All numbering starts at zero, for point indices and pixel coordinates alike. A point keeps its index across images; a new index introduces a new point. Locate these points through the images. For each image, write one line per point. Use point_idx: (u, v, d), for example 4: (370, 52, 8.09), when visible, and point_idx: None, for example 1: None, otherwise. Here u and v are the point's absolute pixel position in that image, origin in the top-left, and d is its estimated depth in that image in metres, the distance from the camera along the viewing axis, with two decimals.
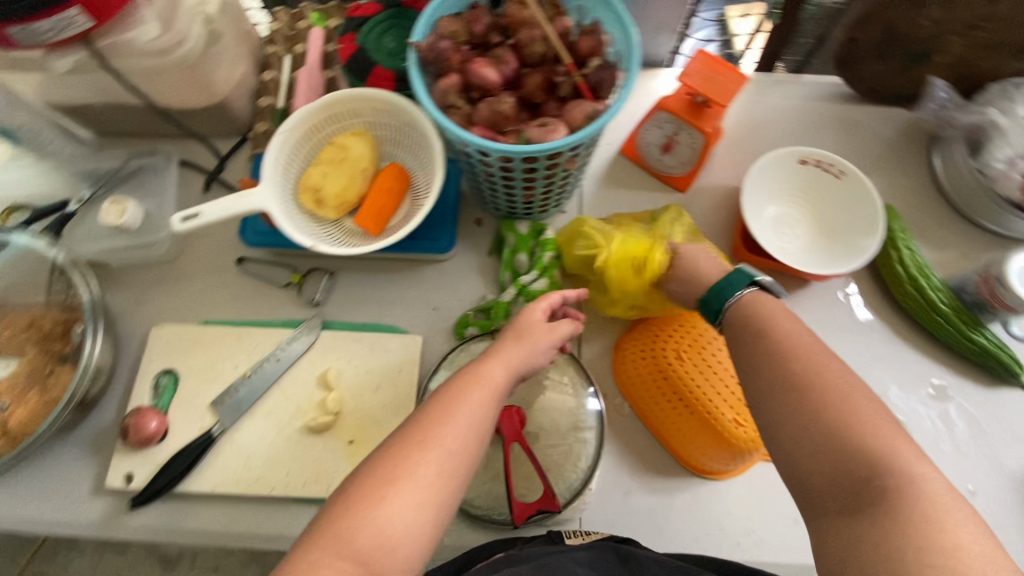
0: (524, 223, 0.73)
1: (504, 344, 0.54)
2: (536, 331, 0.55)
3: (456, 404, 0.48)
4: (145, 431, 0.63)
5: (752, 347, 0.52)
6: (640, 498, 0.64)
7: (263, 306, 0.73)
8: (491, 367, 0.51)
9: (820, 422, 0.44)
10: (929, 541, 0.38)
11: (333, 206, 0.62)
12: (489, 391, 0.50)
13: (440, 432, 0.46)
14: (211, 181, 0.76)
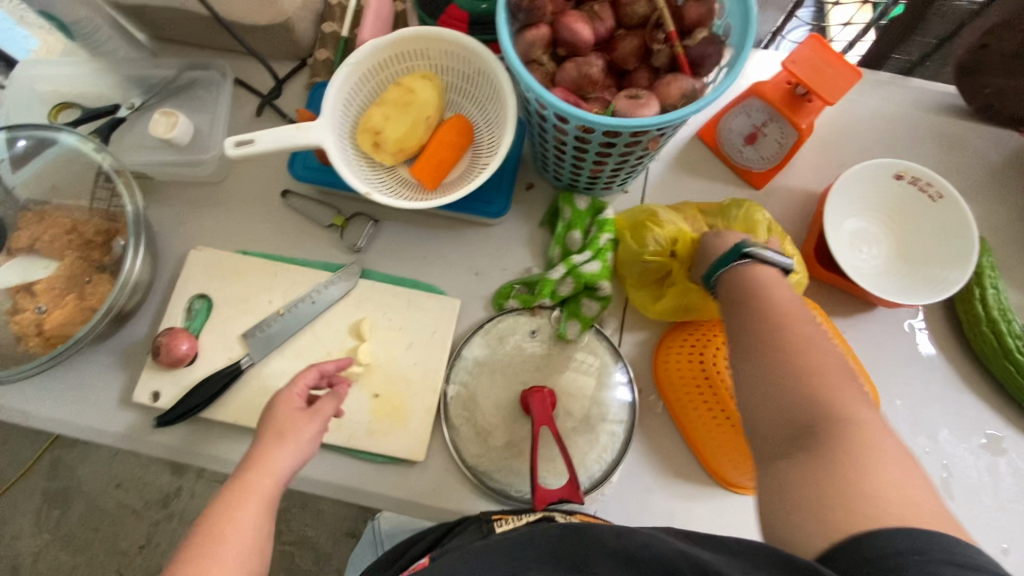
0: (583, 198, 0.68)
1: (264, 450, 0.51)
2: (297, 423, 0.52)
3: (226, 529, 0.46)
4: (175, 353, 0.62)
5: (744, 303, 0.48)
6: (660, 499, 0.62)
7: (303, 243, 0.71)
8: (265, 466, 0.49)
9: (787, 383, 0.41)
10: (868, 495, 0.34)
11: (391, 152, 0.58)
12: (258, 502, 0.48)
13: (210, 568, 0.43)
14: (264, 105, 0.73)
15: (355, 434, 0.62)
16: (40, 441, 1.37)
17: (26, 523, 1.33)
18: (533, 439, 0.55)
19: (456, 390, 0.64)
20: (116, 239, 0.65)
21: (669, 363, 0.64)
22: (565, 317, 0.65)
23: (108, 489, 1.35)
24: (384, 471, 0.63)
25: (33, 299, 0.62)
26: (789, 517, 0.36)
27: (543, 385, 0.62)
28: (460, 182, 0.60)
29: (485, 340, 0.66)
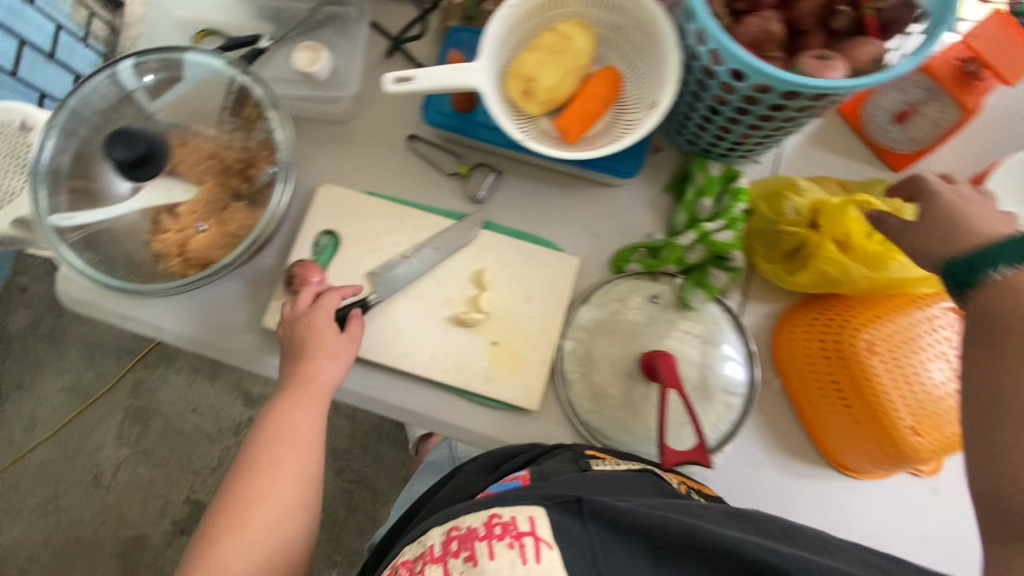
0: (716, 165, 0.67)
1: (303, 364, 0.61)
2: (336, 345, 0.61)
3: (294, 422, 0.61)
4: (306, 286, 0.64)
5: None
6: (770, 474, 0.63)
7: (426, 189, 0.71)
8: (309, 376, 0.61)
9: None
10: None
11: (541, 100, 0.57)
12: (312, 403, 0.61)
13: (281, 446, 0.60)
14: (395, 47, 0.71)
15: (475, 379, 0.64)
16: (124, 361, 1.45)
17: (108, 435, 1.42)
18: (663, 400, 0.55)
19: (572, 345, 0.64)
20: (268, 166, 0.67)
21: (792, 343, 0.64)
22: (690, 285, 0.64)
23: (185, 412, 1.42)
24: (499, 417, 0.64)
25: (176, 221, 0.64)
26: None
27: (663, 350, 0.61)
28: (605, 139, 0.59)
29: (603, 301, 0.65)
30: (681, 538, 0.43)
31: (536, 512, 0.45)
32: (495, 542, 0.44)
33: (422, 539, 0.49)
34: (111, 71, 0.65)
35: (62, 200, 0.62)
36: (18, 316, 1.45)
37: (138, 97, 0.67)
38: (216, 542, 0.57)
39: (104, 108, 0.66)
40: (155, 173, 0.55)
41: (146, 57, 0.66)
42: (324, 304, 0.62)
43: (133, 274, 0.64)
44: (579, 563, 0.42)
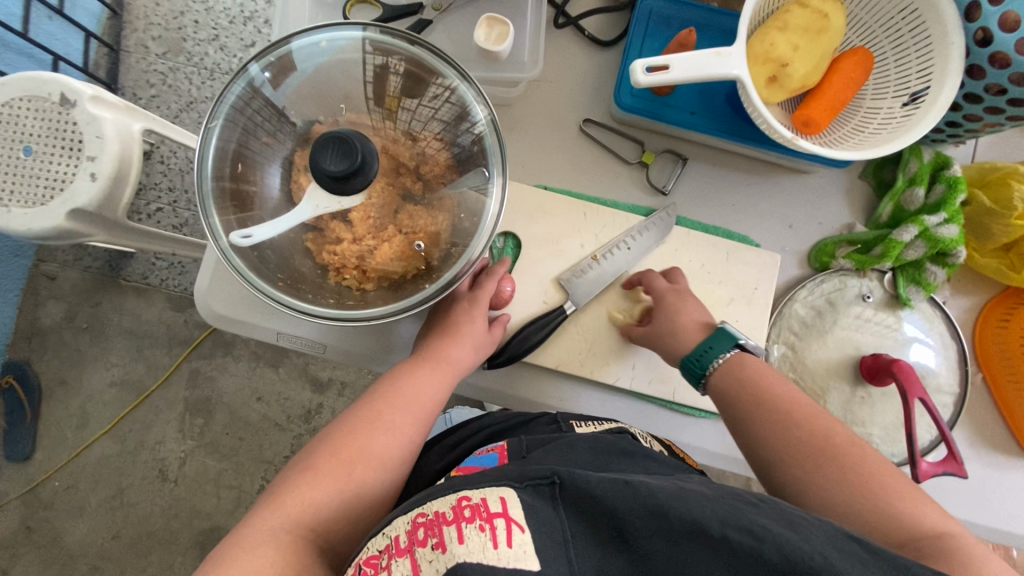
0: (927, 151, 0.62)
1: (440, 342, 0.57)
2: (485, 343, 0.58)
3: (411, 385, 0.55)
4: (502, 295, 0.60)
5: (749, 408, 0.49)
6: (973, 467, 0.63)
7: (602, 181, 0.65)
8: (449, 356, 0.56)
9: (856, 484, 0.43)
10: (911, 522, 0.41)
11: (791, 89, 0.51)
12: (441, 377, 0.56)
13: (394, 409, 0.53)
14: (567, 20, 0.62)
15: (682, 389, 0.61)
16: (177, 350, 1.35)
17: (169, 428, 1.35)
18: (907, 410, 0.54)
19: (781, 351, 0.63)
20: (469, 168, 0.59)
21: (1004, 336, 0.62)
22: (904, 282, 0.62)
23: (250, 401, 1.36)
24: (705, 428, 0.62)
25: (349, 229, 0.55)
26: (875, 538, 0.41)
27: (882, 352, 0.60)
28: (847, 129, 0.54)
29: (808, 302, 0.63)
30: (651, 523, 0.35)
31: (507, 492, 0.36)
32: (465, 526, 0.35)
33: (387, 529, 0.39)
34: (246, 77, 0.54)
35: (226, 207, 0.54)
36: (49, 308, 1.32)
37: (263, 91, 0.55)
38: (300, 484, 0.48)
39: (251, 95, 0.55)
40: (363, 183, 0.47)
41: (279, 52, 0.54)
42: (478, 299, 0.58)
43: (328, 298, 0.56)
44: (550, 544, 0.34)
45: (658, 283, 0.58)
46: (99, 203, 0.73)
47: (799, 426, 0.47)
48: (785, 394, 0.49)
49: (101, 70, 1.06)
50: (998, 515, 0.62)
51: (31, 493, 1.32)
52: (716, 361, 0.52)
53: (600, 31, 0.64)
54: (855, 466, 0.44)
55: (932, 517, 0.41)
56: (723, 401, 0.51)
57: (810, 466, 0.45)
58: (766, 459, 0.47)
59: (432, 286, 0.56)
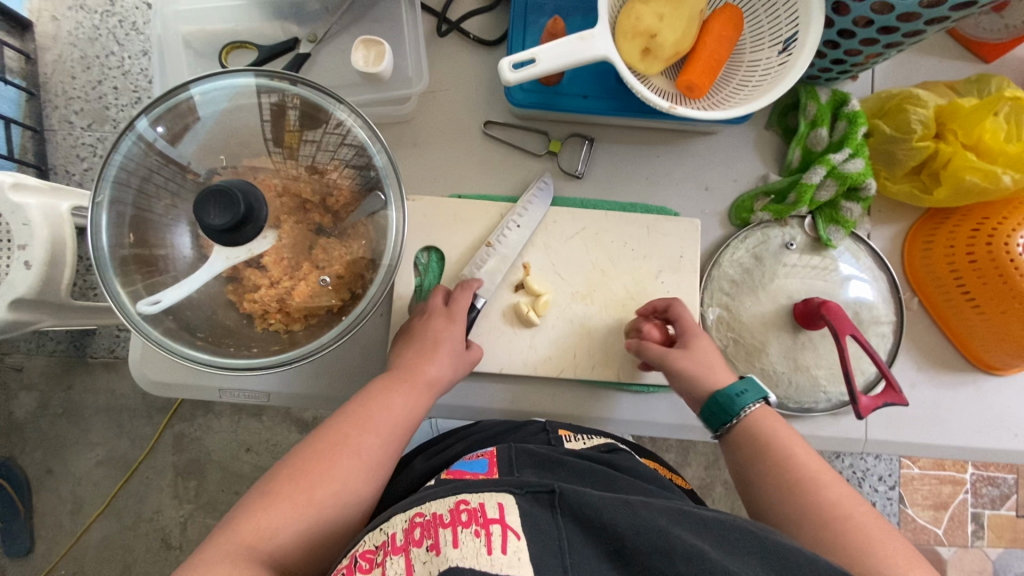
0: (824, 90, 0.62)
1: (414, 357, 0.54)
2: (463, 358, 0.57)
3: (379, 405, 0.51)
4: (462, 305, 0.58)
5: (769, 461, 0.48)
6: (925, 390, 0.63)
7: (515, 178, 0.65)
8: (420, 370, 0.54)
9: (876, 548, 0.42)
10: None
11: (664, 58, 0.51)
12: (413, 396, 0.53)
13: (362, 430, 0.50)
14: (449, 27, 0.63)
15: (626, 368, 0.61)
16: (158, 418, 1.34)
17: (164, 496, 1.34)
18: (841, 349, 0.54)
19: (716, 313, 0.63)
20: (370, 191, 0.59)
21: (930, 257, 0.63)
22: (824, 224, 0.62)
23: (240, 454, 1.35)
24: (656, 403, 0.63)
25: (264, 274, 0.55)
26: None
27: (812, 296, 0.61)
28: (731, 88, 0.54)
29: (734, 261, 0.64)
30: (651, 540, 0.35)
31: (506, 499, 0.37)
32: (460, 530, 0.35)
33: (385, 525, 0.38)
34: (135, 133, 0.54)
35: (134, 276, 0.53)
36: (22, 399, 1.31)
37: (157, 146, 0.55)
38: (257, 506, 0.45)
39: (141, 158, 0.55)
40: (256, 230, 0.47)
41: (168, 103, 0.55)
42: (458, 306, 0.57)
43: (251, 347, 0.56)
44: (546, 555, 0.34)
45: (688, 320, 0.57)
46: (39, 290, 0.71)
47: (823, 492, 0.46)
48: (807, 458, 0.48)
49: (28, 154, 1.03)
50: (956, 432, 0.62)
51: None
52: (749, 406, 0.50)
53: (484, 31, 0.64)
54: (872, 537, 0.43)
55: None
56: (746, 459, 0.50)
57: (834, 536, 0.43)
58: (787, 522, 0.46)
59: (348, 317, 0.57)
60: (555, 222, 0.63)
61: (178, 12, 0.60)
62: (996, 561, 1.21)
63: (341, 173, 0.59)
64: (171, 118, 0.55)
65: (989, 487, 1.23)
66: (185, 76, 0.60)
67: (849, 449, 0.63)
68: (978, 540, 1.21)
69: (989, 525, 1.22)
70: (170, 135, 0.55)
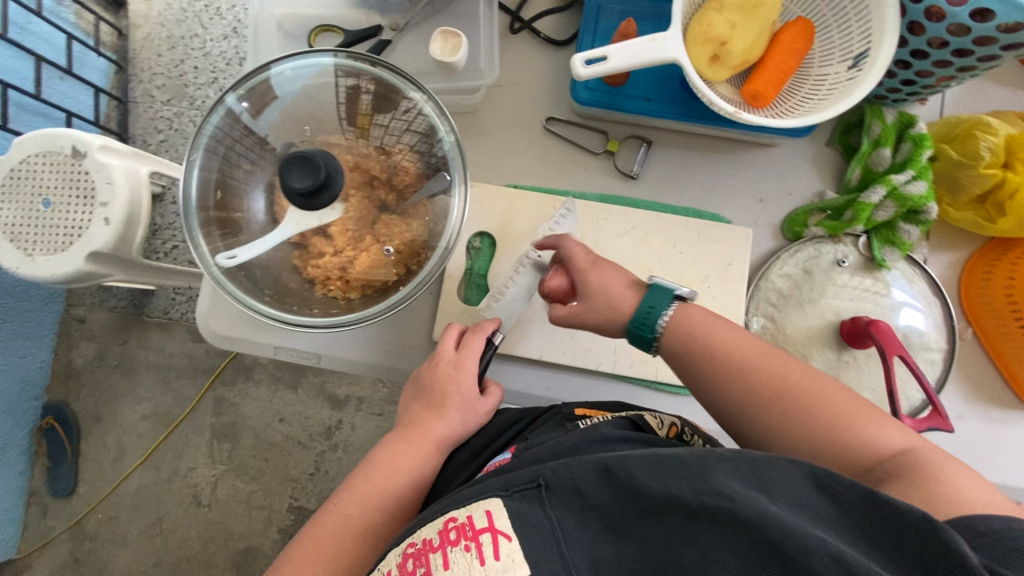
0: (891, 111, 0.62)
1: (422, 416, 0.56)
2: (473, 411, 0.57)
3: (385, 472, 0.54)
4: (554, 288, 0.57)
5: (710, 363, 0.47)
6: (972, 424, 0.62)
7: (571, 174, 0.67)
8: (426, 431, 0.55)
9: (821, 419, 0.42)
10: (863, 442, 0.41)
11: (732, 65, 0.53)
12: (420, 456, 0.55)
13: (365, 500, 0.52)
14: (521, 25, 0.66)
15: (664, 368, 0.62)
16: (201, 380, 1.41)
17: (199, 455, 1.40)
18: (888, 370, 0.54)
19: (760, 324, 0.63)
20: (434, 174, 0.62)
21: (988, 289, 0.62)
22: (879, 244, 0.62)
23: (272, 423, 1.41)
24: (691, 406, 0.63)
25: (329, 242, 0.58)
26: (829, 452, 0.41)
27: (862, 315, 0.60)
28: (796, 100, 0.55)
29: (783, 274, 0.64)
30: (636, 507, 0.36)
31: (493, 505, 0.39)
32: (450, 550, 0.38)
33: (381, 565, 0.41)
34: (225, 107, 0.58)
35: (213, 233, 0.58)
36: (82, 349, 1.40)
37: (242, 119, 0.59)
38: None
39: (230, 125, 0.59)
40: (331, 198, 0.50)
41: (250, 83, 0.59)
42: (469, 351, 0.57)
43: (312, 309, 0.60)
44: (539, 546, 0.36)
45: (576, 253, 0.55)
46: (114, 245, 0.77)
47: (750, 372, 0.46)
48: (733, 341, 0.48)
49: (112, 122, 1.10)
50: (1001, 471, 0.60)
51: (78, 527, 1.39)
52: (660, 319, 0.49)
53: (555, 31, 0.67)
54: (810, 403, 0.43)
55: (892, 434, 0.41)
56: (678, 362, 0.49)
57: (774, 409, 0.44)
58: (730, 408, 0.46)
59: (404, 290, 0.60)
60: (606, 218, 0.64)
61: None
62: None
63: (404, 156, 0.63)
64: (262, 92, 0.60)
65: None
66: (275, 55, 0.65)
67: None
68: None
69: None
70: (255, 109, 0.60)
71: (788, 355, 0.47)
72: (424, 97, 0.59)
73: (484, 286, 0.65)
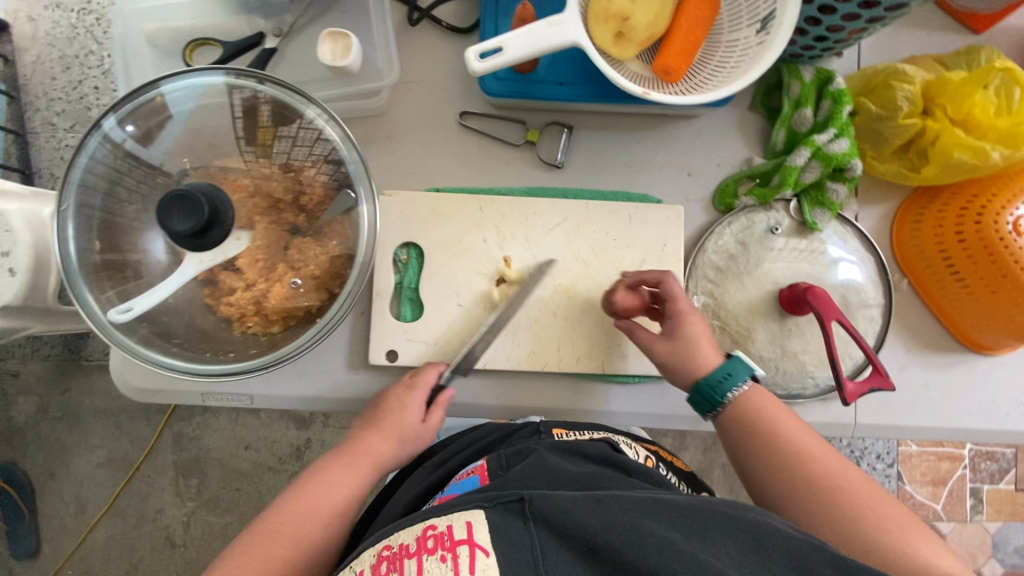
0: (808, 69, 0.61)
1: (362, 434, 0.56)
2: (411, 437, 0.57)
3: (324, 486, 0.53)
4: (624, 302, 0.57)
5: (764, 449, 0.50)
6: (915, 373, 0.62)
7: (494, 169, 0.64)
8: (364, 449, 0.55)
9: (869, 525, 0.45)
10: (910, 556, 0.44)
11: (638, 41, 0.50)
12: (354, 474, 0.54)
13: (301, 517, 0.50)
14: (420, 15, 0.61)
15: (611, 360, 0.60)
16: (156, 419, 1.34)
17: (166, 494, 1.34)
18: (827, 335, 0.53)
19: (701, 302, 0.62)
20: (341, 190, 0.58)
21: (919, 236, 0.61)
22: (810, 207, 0.61)
23: (238, 452, 1.36)
24: (642, 393, 0.62)
25: (238, 277, 0.54)
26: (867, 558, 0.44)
27: (799, 281, 0.60)
28: (709, 71, 0.53)
29: (719, 248, 0.62)
30: (622, 535, 0.35)
31: (475, 516, 0.36)
32: (426, 558, 0.35)
33: (355, 563, 0.39)
34: (101, 133, 0.53)
35: (106, 282, 0.53)
36: (21, 404, 1.31)
37: (126, 146, 0.54)
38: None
39: (108, 160, 0.54)
40: (223, 234, 0.46)
41: (135, 103, 0.53)
42: (416, 385, 0.57)
43: (227, 352, 0.56)
44: (516, 566, 0.34)
45: (678, 295, 0.55)
46: (24, 298, 0.67)
47: (814, 465, 0.48)
48: (802, 435, 0.50)
49: (13, 159, 0.98)
50: (945, 414, 0.62)
51: None
52: (732, 390, 0.51)
53: (457, 18, 0.63)
54: (858, 505, 0.46)
55: (937, 554, 0.44)
56: (742, 441, 0.51)
57: (826, 509, 0.47)
58: (777, 498, 0.49)
59: (322, 321, 0.56)
60: (535, 213, 0.62)
61: (141, 9, 0.58)
62: (994, 535, 1.19)
63: (318, 169, 0.58)
64: (139, 120, 0.54)
65: (988, 461, 1.21)
66: (151, 76, 0.59)
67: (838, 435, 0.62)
68: (978, 515, 1.19)
69: (988, 500, 1.19)
70: (140, 134, 0.54)
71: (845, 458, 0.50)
72: (319, 109, 0.55)
73: (416, 299, 0.62)
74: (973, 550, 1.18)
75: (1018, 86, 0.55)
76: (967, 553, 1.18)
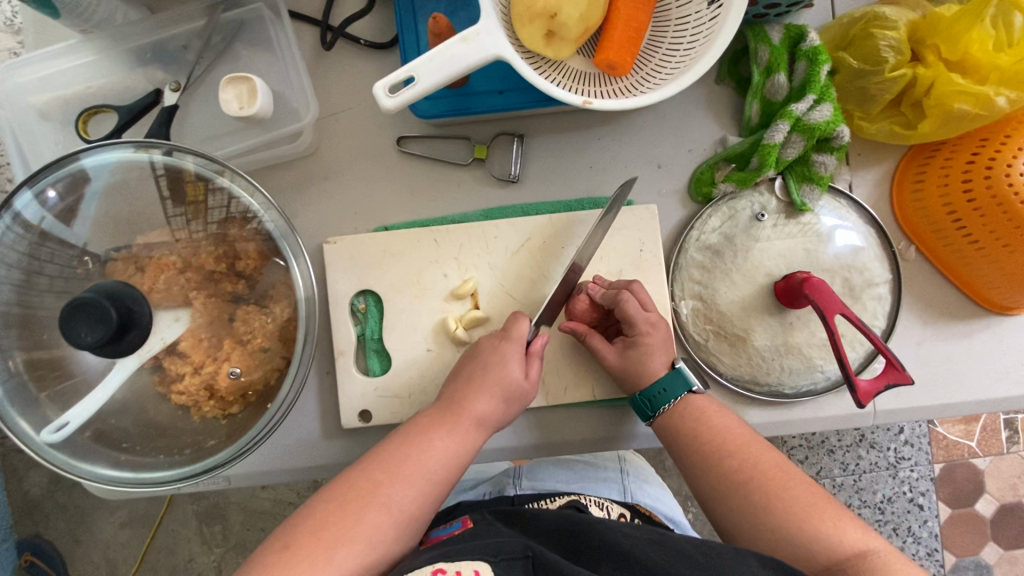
0: (776, 29, 0.54)
1: (459, 388, 0.49)
2: (515, 395, 0.49)
3: (414, 451, 0.47)
4: (578, 309, 0.53)
5: (688, 448, 0.49)
6: (935, 346, 0.57)
7: (444, 194, 0.58)
8: (463, 407, 0.48)
9: (784, 514, 0.44)
10: (826, 541, 0.42)
11: (573, 39, 0.43)
12: (456, 437, 0.48)
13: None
14: (332, 37, 0.55)
15: (602, 384, 0.55)
16: None
17: (194, 544, 1.27)
18: (829, 325, 0.48)
19: (690, 306, 0.56)
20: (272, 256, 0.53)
21: (923, 197, 0.55)
22: (796, 185, 0.55)
23: (257, 491, 1.28)
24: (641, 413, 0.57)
25: (184, 361, 0.49)
26: (779, 551, 0.43)
27: (795, 270, 0.54)
28: (660, 56, 0.46)
29: (702, 243, 0.57)
30: None
31: (482, 567, 0.35)
32: None
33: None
34: (13, 210, 0.48)
35: (37, 387, 0.48)
36: (34, 477, 1.26)
37: (40, 226, 0.48)
38: None
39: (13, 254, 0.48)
40: (141, 335, 0.42)
41: (60, 171, 0.48)
42: (512, 331, 0.50)
43: (183, 449, 0.52)
44: None
45: (634, 310, 0.51)
46: None
47: (730, 457, 0.47)
48: (723, 428, 0.49)
49: None
50: (973, 386, 0.56)
51: None
52: (667, 404, 0.50)
53: (376, 33, 0.56)
54: (776, 493, 0.45)
55: (853, 535, 0.42)
56: (671, 445, 0.50)
57: (745, 502, 0.45)
58: (705, 494, 0.48)
59: (273, 407, 0.53)
60: (495, 237, 0.56)
61: (26, 82, 0.53)
62: None
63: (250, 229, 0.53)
64: (58, 192, 0.49)
65: None
66: (49, 151, 0.53)
67: (856, 424, 0.57)
68: (1014, 446, 1.14)
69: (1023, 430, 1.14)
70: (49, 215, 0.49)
71: (770, 444, 0.48)
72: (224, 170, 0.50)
73: (382, 350, 0.57)
74: (1013, 481, 1.14)
75: (1018, 11, 0.48)
76: (1008, 486, 1.14)
